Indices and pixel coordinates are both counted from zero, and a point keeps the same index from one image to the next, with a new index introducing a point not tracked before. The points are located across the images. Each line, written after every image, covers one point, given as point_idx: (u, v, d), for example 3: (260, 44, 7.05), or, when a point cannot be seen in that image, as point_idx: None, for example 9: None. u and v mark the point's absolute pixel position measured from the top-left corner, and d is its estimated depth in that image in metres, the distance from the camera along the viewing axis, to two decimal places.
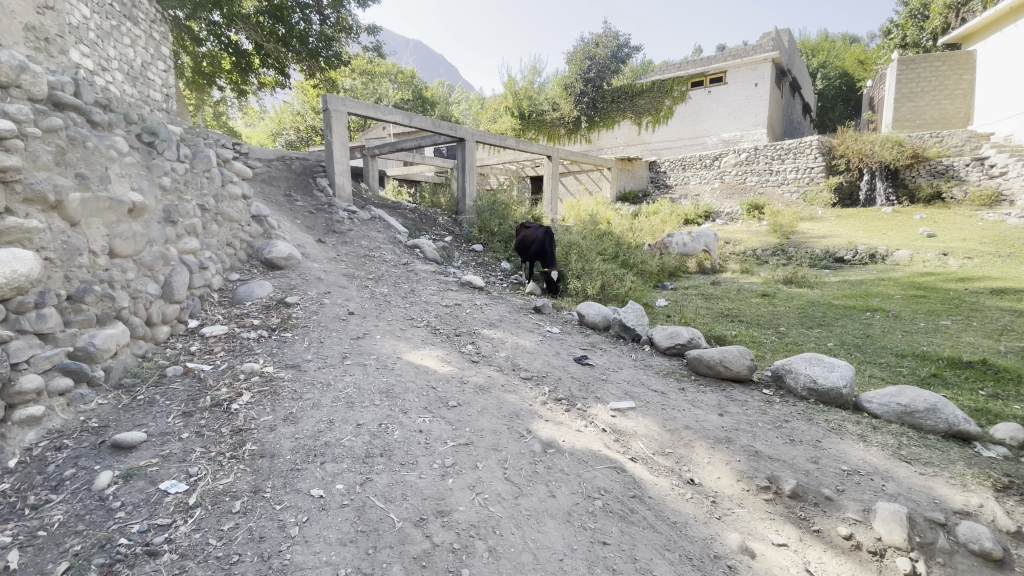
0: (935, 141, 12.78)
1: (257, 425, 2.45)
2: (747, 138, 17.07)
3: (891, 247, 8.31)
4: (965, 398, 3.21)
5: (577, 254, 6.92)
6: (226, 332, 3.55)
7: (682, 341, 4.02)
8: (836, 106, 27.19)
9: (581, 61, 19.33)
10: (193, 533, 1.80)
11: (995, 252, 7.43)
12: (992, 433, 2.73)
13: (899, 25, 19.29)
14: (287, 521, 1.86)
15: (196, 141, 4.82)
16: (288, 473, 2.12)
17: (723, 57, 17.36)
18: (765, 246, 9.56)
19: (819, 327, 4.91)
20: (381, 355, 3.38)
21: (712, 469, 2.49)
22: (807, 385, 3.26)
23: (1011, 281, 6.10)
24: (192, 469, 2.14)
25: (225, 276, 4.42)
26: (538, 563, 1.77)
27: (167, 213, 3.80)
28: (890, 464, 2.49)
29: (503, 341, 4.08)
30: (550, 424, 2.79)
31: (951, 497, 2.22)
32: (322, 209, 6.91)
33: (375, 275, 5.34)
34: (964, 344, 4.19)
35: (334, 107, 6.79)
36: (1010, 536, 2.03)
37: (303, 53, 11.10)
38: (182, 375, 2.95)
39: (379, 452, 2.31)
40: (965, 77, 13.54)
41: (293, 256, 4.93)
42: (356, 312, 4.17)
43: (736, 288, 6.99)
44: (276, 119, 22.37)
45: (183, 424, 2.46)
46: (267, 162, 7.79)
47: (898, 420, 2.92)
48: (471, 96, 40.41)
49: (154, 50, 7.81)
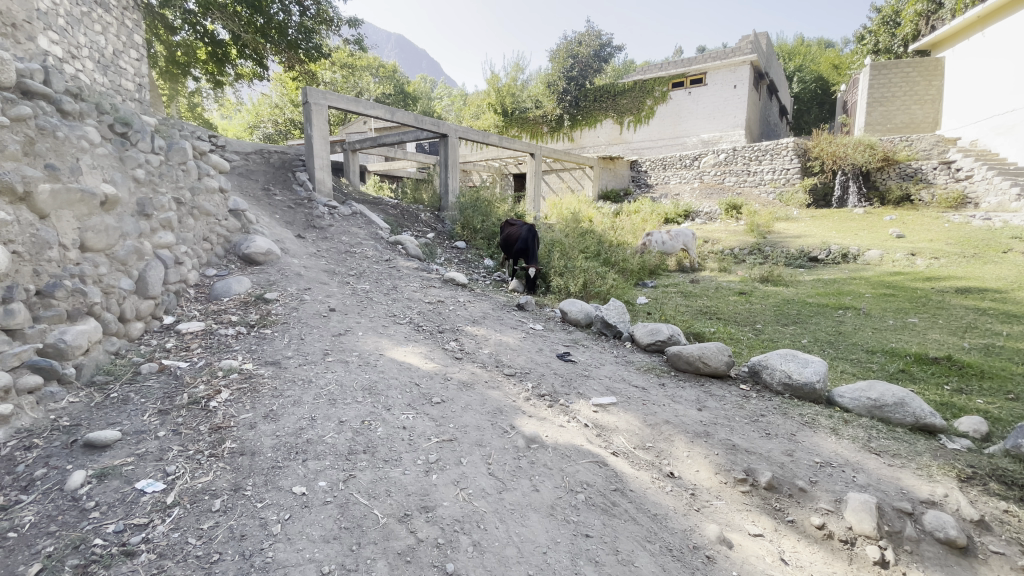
0: (905, 145, 13.20)
1: (237, 422, 2.41)
2: (726, 139, 17.35)
3: (863, 247, 8.57)
4: (932, 393, 3.35)
5: (560, 251, 6.96)
6: (203, 329, 3.47)
7: (663, 338, 4.08)
8: (811, 109, 27.86)
9: (564, 60, 19.47)
10: (171, 533, 1.77)
11: (960, 253, 7.72)
12: (957, 427, 2.87)
13: (871, 31, 19.80)
14: (268, 519, 1.84)
15: (171, 133, 4.71)
16: (269, 471, 2.10)
17: (703, 58, 17.60)
18: (742, 245, 9.72)
19: (793, 324, 5.05)
20: (363, 352, 3.35)
21: (691, 462, 2.55)
22: (783, 380, 3.35)
23: (975, 281, 6.35)
24: (170, 468, 2.10)
25: (201, 271, 4.32)
26: (523, 556, 1.80)
27: (141, 205, 3.70)
28: (861, 456, 2.58)
29: (487, 337, 4.09)
30: (534, 420, 2.81)
31: (918, 488, 2.32)
32: (302, 204, 6.80)
33: (357, 271, 5.29)
34: (930, 341, 4.36)
35: (314, 100, 6.69)
36: (973, 524, 2.13)
37: (282, 44, 10.91)
38: (157, 372, 2.87)
39: (362, 449, 2.30)
40: (934, 83, 14.05)
41: (271, 251, 4.84)
42: (337, 309, 4.11)
43: (714, 286, 7.12)
44: (253, 112, 22.00)
45: (160, 422, 2.41)
46: (245, 156, 7.62)
47: (868, 414, 3.03)
48: (453, 91, 40.01)
49: (127, 38, 7.55)
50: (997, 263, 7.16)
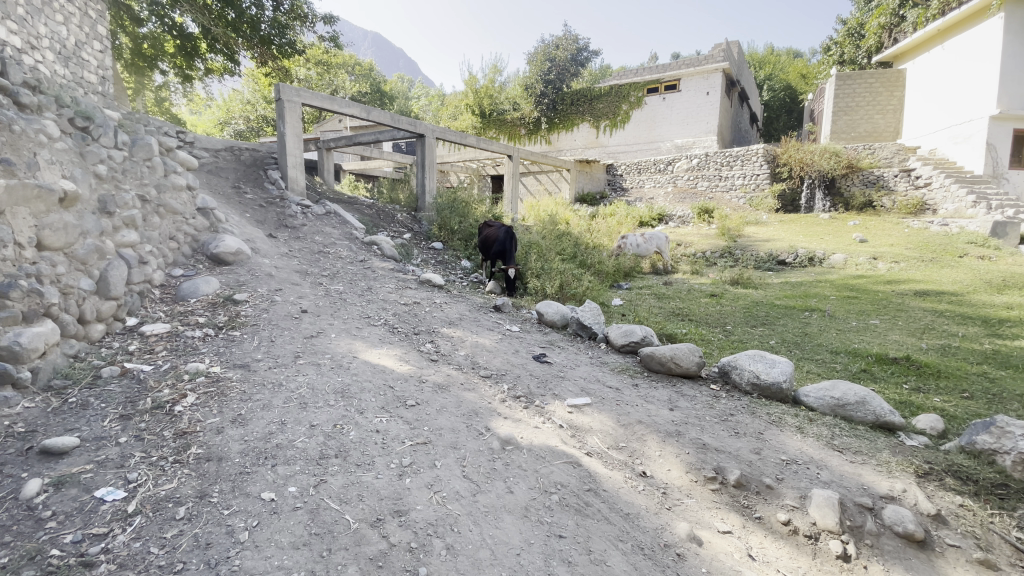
0: (868, 153, 13.72)
1: (203, 427, 2.34)
2: (699, 144, 17.74)
3: (828, 251, 8.88)
4: (892, 391, 3.49)
5: (537, 253, 6.98)
6: (168, 331, 3.35)
7: (636, 339, 4.14)
8: (780, 116, 28.70)
9: (542, 62, 19.39)
10: (132, 543, 1.71)
11: (919, 258, 8.06)
12: (914, 424, 3.00)
13: (837, 42, 20.48)
14: (235, 526, 1.80)
15: (135, 128, 4.59)
16: (237, 477, 2.04)
17: (677, 65, 17.95)
18: (714, 248, 9.94)
19: (761, 326, 5.18)
20: (336, 355, 3.30)
21: (663, 462, 2.59)
22: (751, 380, 3.43)
23: (932, 284, 6.65)
24: (131, 475, 2.03)
25: (167, 271, 4.17)
26: (496, 558, 1.80)
27: (103, 203, 3.57)
28: (825, 454, 2.66)
29: (463, 339, 4.08)
30: (509, 422, 2.82)
31: (878, 483, 2.41)
32: (274, 202, 6.66)
33: (330, 272, 5.20)
34: (890, 341, 4.55)
35: (287, 97, 6.55)
36: (930, 518, 2.22)
37: (254, 39, 10.66)
38: (119, 376, 2.77)
39: (334, 453, 2.26)
40: (895, 94, 14.68)
41: (241, 250, 4.72)
42: (309, 310, 4.05)
43: (686, 288, 7.27)
44: (224, 107, 21.44)
45: (122, 427, 2.32)
46: (214, 153, 7.42)
47: (832, 412, 3.13)
48: (431, 91, 39.59)
49: (90, 29, 7.25)
50: (953, 267, 7.51)
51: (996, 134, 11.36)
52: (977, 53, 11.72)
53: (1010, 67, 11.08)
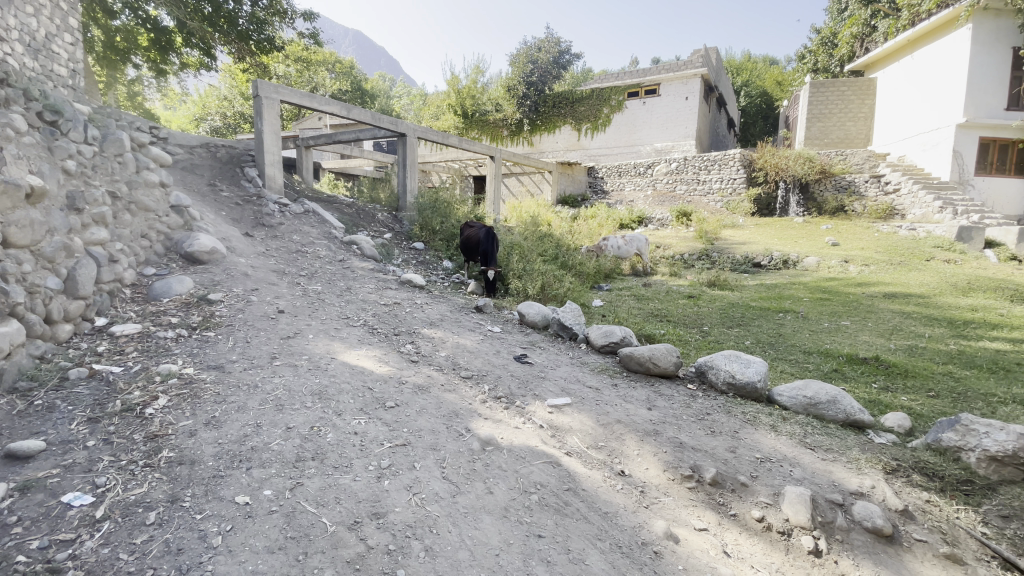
0: (840, 158, 14.11)
1: (175, 430, 2.28)
2: (678, 148, 18.03)
3: (802, 254, 9.10)
4: (861, 391, 3.60)
5: (519, 253, 6.99)
6: (140, 331, 3.26)
7: (616, 339, 4.18)
8: (756, 122, 29.36)
9: (524, 64, 19.38)
10: (100, 549, 1.66)
11: (889, 261, 8.33)
12: (883, 422, 3.09)
13: (811, 51, 21.02)
14: (208, 530, 1.76)
15: (106, 123, 4.49)
16: (210, 481, 2.00)
17: (657, 70, 18.20)
18: (692, 251, 10.13)
19: (737, 327, 5.29)
20: (313, 355, 3.26)
21: (641, 460, 2.63)
22: (727, 380, 3.50)
23: (900, 287, 6.88)
24: (100, 479, 1.97)
25: (139, 270, 4.06)
26: (475, 559, 1.80)
27: (71, 199, 3.46)
28: (797, 451, 2.73)
29: (444, 339, 4.06)
30: (490, 422, 2.82)
31: (848, 480, 2.48)
32: (251, 201, 6.53)
33: (308, 272, 5.13)
34: (860, 342, 4.69)
35: (265, 94, 6.42)
36: (898, 513, 2.29)
37: (231, 34, 10.45)
38: (87, 378, 2.68)
39: (311, 456, 2.23)
40: (866, 102, 15.15)
41: (217, 249, 4.61)
42: (287, 310, 3.99)
43: (665, 290, 7.39)
44: (200, 103, 20.97)
45: (90, 430, 2.25)
46: (188, 149, 7.24)
47: (805, 411, 3.21)
48: (413, 90, 39.31)
49: (61, 21, 7.00)
50: (920, 270, 7.78)
51: (962, 142, 11.82)
52: (945, 63, 12.17)
53: (976, 77, 11.56)
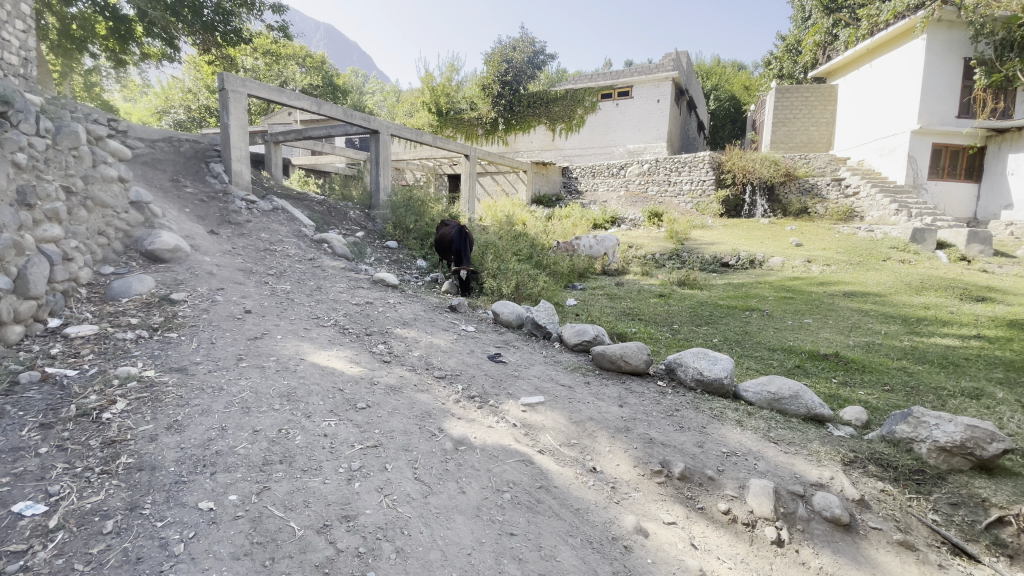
0: (804, 162, 14.61)
1: (135, 435, 2.20)
2: (650, 150, 18.34)
3: (767, 254, 9.38)
4: (822, 386, 3.74)
5: (493, 253, 6.97)
6: (97, 332, 3.13)
7: (589, 338, 4.22)
8: (725, 125, 30.14)
9: (498, 63, 19.26)
10: (54, 560, 1.60)
11: (848, 261, 8.65)
12: (842, 416, 3.22)
13: (777, 57, 21.65)
14: (170, 538, 1.70)
15: (60, 115, 4.29)
16: (172, 487, 1.94)
17: (630, 72, 18.44)
18: (663, 250, 10.32)
19: (706, 324, 5.43)
20: (281, 356, 3.19)
21: (612, 456, 2.67)
22: (695, 376, 3.58)
23: (859, 285, 7.18)
24: (53, 488, 1.88)
25: (95, 268, 3.89)
26: (447, 559, 1.79)
27: (21, 194, 3.28)
28: (761, 445, 2.82)
29: (418, 339, 4.03)
30: (463, 422, 2.81)
31: (809, 472, 2.57)
32: (216, 197, 6.33)
33: (277, 271, 5.00)
34: (821, 339, 4.87)
35: (232, 87, 6.23)
36: (855, 503, 2.39)
37: (196, 24, 10.09)
38: (39, 382, 2.55)
39: (278, 459, 2.18)
40: (828, 107, 15.71)
41: (180, 247, 4.45)
42: (254, 311, 3.88)
43: (637, 288, 7.52)
44: (162, 95, 20.23)
45: (42, 437, 2.15)
46: (150, 143, 6.98)
47: (769, 406, 3.30)
48: (386, 86, 38.87)
49: (11, 7, 6.64)
50: (877, 269, 8.13)
51: (917, 147, 12.38)
52: (903, 71, 12.69)
53: (931, 86, 12.11)
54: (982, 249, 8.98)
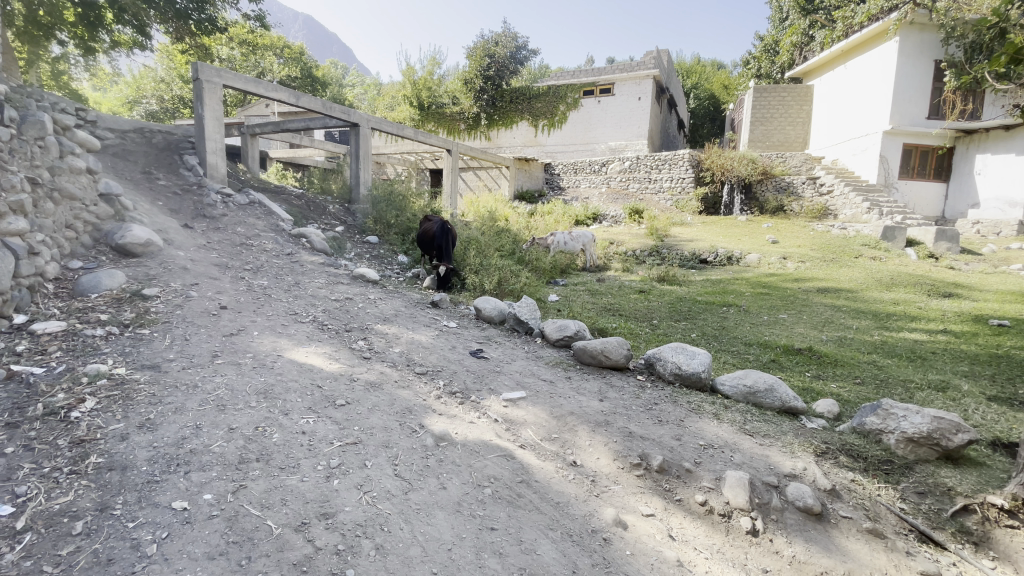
0: (780, 161, 14.91)
1: (105, 434, 2.14)
2: (631, 147, 18.49)
3: (744, 251, 9.57)
4: (796, 379, 3.84)
5: (476, 248, 6.95)
6: (64, 329, 3.03)
7: (570, 333, 4.25)
8: (704, 125, 30.55)
9: (480, 58, 19.11)
10: (22, 562, 1.55)
11: (822, 258, 8.86)
12: (815, 409, 3.31)
13: (755, 57, 21.97)
14: (142, 539, 1.66)
15: (25, 103, 4.13)
16: (144, 487, 1.89)
17: (612, 69, 18.50)
18: (643, 247, 10.39)
19: (684, 320, 5.51)
20: (258, 353, 3.13)
21: (593, 450, 2.69)
22: (673, 371, 3.63)
23: (832, 282, 7.37)
24: (20, 489, 1.82)
25: (63, 263, 3.77)
26: (426, 555, 1.79)
27: None
28: (737, 437, 2.88)
29: (398, 335, 4.00)
30: (444, 418, 2.80)
31: (783, 463, 2.64)
32: (190, 190, 6.17)
33: (253, 266, 4.91)
34: (796, 334, 4.99)
35: (206, 77, 6.05)
36: (826, 492, 2.45)
37: (168, 12, 9.79)
38: (3, 380, 2.46)
39: (255, 457, 2.15)
40: (804, 107, 16.03)
41: (151, 241, 4.33)
42: (229, 307, 3.80)
43: (618, 284, 7.59)
44: (134, 85, 19.68)
45: (6, 437, 2.07)
46: (121, 134, 6.77)
47: (745, 399, 3.38)
48: (367, 80, 38.49)
49: None
50: (849, 266, 8.36)
51: (888, 147, 12.73)
52: (876, 72, 13.01)
53: (902, 87, 12.44)
54: (949, 247, 9.26)
